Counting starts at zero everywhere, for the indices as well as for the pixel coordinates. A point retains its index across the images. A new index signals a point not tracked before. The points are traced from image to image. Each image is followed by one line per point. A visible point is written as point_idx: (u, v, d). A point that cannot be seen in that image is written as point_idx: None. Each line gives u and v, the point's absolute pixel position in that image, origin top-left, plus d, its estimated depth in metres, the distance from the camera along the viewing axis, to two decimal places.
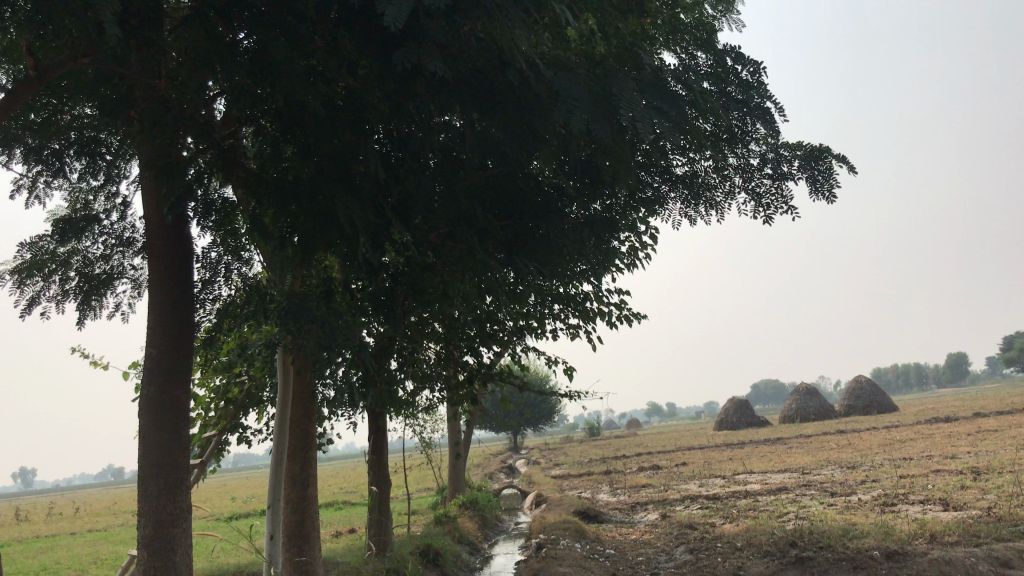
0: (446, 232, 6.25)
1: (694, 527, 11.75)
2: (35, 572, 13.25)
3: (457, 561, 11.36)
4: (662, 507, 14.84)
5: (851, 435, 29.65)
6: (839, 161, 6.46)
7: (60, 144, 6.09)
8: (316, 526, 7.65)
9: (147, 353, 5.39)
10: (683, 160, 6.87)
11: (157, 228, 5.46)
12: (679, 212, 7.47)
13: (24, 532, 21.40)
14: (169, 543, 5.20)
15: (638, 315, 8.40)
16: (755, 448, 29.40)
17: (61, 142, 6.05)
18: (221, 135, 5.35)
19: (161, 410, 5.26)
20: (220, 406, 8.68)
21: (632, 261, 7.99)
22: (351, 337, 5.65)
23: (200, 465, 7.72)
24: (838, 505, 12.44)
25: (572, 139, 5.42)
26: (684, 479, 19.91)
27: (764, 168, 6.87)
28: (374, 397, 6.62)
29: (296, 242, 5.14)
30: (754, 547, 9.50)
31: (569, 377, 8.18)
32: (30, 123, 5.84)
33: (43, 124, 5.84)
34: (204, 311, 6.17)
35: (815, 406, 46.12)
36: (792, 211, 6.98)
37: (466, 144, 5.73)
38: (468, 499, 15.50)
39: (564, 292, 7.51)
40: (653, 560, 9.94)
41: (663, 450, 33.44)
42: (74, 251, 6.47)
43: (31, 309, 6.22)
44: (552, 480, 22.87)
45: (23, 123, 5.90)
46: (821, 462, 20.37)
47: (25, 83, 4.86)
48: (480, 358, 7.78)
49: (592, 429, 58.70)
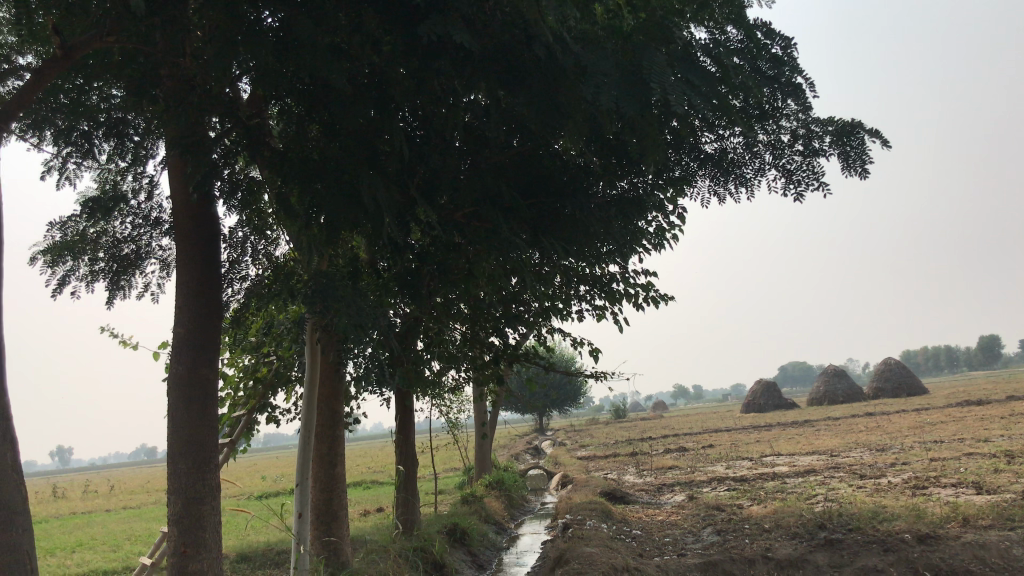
0: (471, 211, 6.22)
1: (722, 508, 11.71)
2: (70, 547, 13.51)
3: (483, 541, 11.42)
4: (688, 489, 14.80)
5: (880, 418, 29.36)
6: (872, 136, 6.35)
7: (89, 125, 6.11)
8: (344, 505, 7.71)
9: (175, 332, 5.42)
10: (712, 137, 6.78)
11: (184, 206, 5.46)
12: (708, 189, 7.36)
13: (60, 509, 21.88)
14: (199, 521, 5.26)
15: (665, 297, 8.32)
16: (782, 430, 29.23)
17: (90, 123, 6.08)
18: (246, 114, 5.33)
19: (187, 389, 5.30)
20: (248, 385, 8.74)
21: (659, 242, 7.91)
22: (377, 318, 5.63)
23: (228, 444, 7.77)
24: (869, 487, 12.33)
25: (598, 116, 5.35)
26: (711, 460, 19.86)
27: (795, 144, 6.77)
28: (402, 376, 6.70)
29: (321, 221, 5.14)
30: (782, 529, 9.44)
31: (595, 358, 8.14)
32: (59, 103, 5.86)
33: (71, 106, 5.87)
34: (231, 291, 6.19)
35: (844, 389, 45.70)
36: (824, 188, 6.87)
37: (491, 121, 5.67)
38: (495, 479, 15.56)
39: (590, 273, 7.44)
40: (680, 540, 9.92)
41: (689, 432, 33.32)
42: (104, 231, 6.53)
43: (61, 288, 6.29)
44: (579, 461, 22.92)
45: (53, 106, 5.93)
46: (850, 444, 20.20)
47: (52, 63, 4.75)
48: (505, 338, 7.76)
49: (618, 412, 58.60)
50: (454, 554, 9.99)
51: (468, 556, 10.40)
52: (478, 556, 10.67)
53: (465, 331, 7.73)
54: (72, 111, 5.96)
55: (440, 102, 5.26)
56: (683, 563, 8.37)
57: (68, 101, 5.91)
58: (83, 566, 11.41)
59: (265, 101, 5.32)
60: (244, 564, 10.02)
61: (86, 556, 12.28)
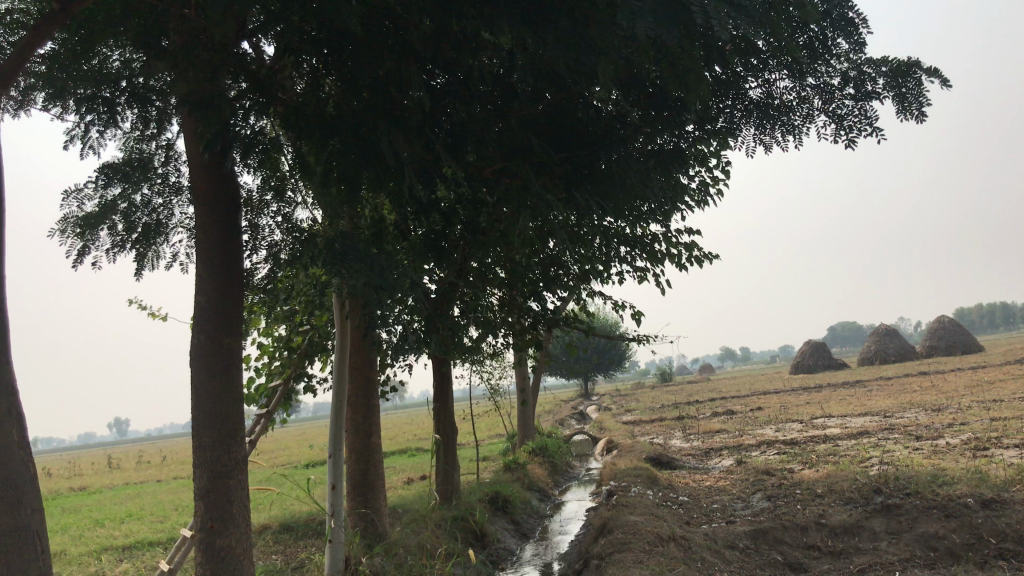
0: (501, 168, 5.91)
1: (772, 473, 11.35)
2: (120, 518, 13.67)
3: (526, 508, 11.22)
4: (737, 453, 14.45)
5: (934, 377, 28.59)
6: (930, 76, 5.91)
7: (112, 93, 5.86)
8: (382, 476, 7.54)
9: (197, 302, 5.23)
10: (757, 82, 6.41)
11: (201, 170, 5.24)
12: (753, 138, 6.95)
13: (115, 479, 22.37)
14: (226, 494, 5.11)
15: (710, 256, 7.93)
16: (833, 391, 28.64)
17: (111, 90, 5.84)
18: (262, 70, 5.07)
19: (210, 361, 5.11)
20: (283, 356, 8.58)
21: (703, 198, 7.51)
22: (404, 280, 5.37)
23: (262, 415, 7.60)
24: (926, 449, 11.86)
25: (634, 54, 4.97)
26: (760, 423, 19.46)
27: (846, 87, 6.33)
28: (436, 342, 6.44)
29: (340, 179, 4.88)
30: (835, 494, 9.08)
31: (636, 321, 7.81)
32: (78, 70, 5.63)
33: (90, 72, 5.63)
34: (255, 257, 5.97)
35: (895, 348, 44.65)
36: (878, 133, 6.44)
37: (518, 67, 5.32)
38: (538, 446, 15.35)
39: (631, 232, 7.09)
40: (729, 507, 9.58)
41: (736, 395, 32.77)
42: (128, 201, 6.34)
43: (82, 260, 6.15)
44: (624, 426, 22.63)
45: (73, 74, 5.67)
46: (904, 405, 19.63)
47: (49, 17, 4.48)
48: (544, 303, 7.46)
49: (663, 375, 58.25)
50: (496, 523, 9.80)
51: (511, 524, 10.21)
52: (521, 524, 10.47)
53: (502, 295, 7.46)
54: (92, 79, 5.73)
55: (462, 48, 4.96)
56: (732, 530, 8.05)
57: (88, 68, 5.66)
58: (130, 537, 11.50)
59: (280, 54, 5.03)
60: (286, 534, 9.95)
61: (135, 527, 12.38)
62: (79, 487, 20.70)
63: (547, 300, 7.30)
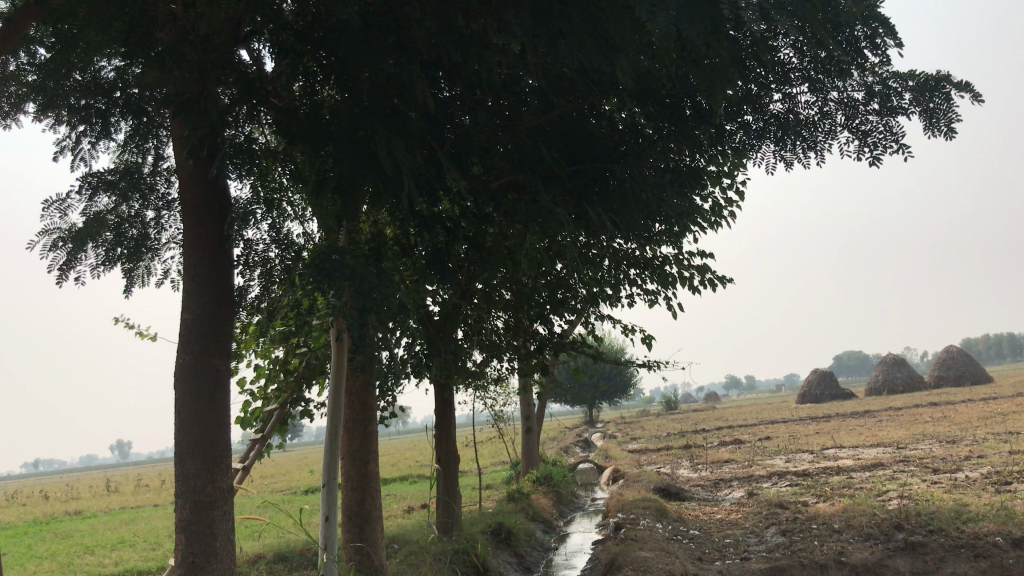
0: (508, 179, 5.61)
1: (786, 506, 10.90)
2: (112, 544, 13.25)
3: (530, 540, 10.80)
4: (748, 484, 14.03)
5: (946, 407, 28.08)
6: (960, 90, 5.59)
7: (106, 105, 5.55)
8: (379, 505, 7.17)
9: (182, 322, 4.92)
10: (778, 96, 6.11)
11: (189, 180, 4.99)
12: (772, 155, 6.62)
13: (111, 503, 21.88)
14: (208, 526, 4.74)
15: (723, 279, 7.60)
16: (843, 421, 28.09)
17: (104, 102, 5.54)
18: (255, 75, 4.80)
19: (194, 382, 4.78)
20: (280, 379, 8.24)
21: (717, 220, 7.19)
22: (397, 298, 5.03)
23: (254, 442, 7.25)
24: (945, 483, 11.44)
25: (653, 54, 4.68)
26: (770, 453, 18.98)
27: (870, 102, 6.02)
28: (438, 366, 6.12)
29: (331, 185, 4.61)
30: (854, 530, 8.67)
31: (647, 347, 7.46)
32: (71, 80, 5.34)
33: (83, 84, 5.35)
34: (247, 275, 5.62)
35: (904, 377, 44.11)
36: (904, 150, 6.11)
37: (526, 72, 5.02)
38: (542, 475, 14.90)
39: (642, 254, 6.75)
40: (742, 542, 9.17)
41: (744, 423, 32.28)
42: (117, 215, 6.02)
43: (66, 276, 5.85)
44: (631, 455, 22.13)
45: (66, 84, 5.40)
46: (916, 436, 19.14)
47: (24, 12, 4.28)
48: (551, 326, 7.09)
49: (669, 404, 57.70)
50: (499, 556, 9.42)
51: (514, 557, 9.82)
52: (525, 557, 10.06)
53: (508, 318, 7.12)
54: (85, 88, 5.44)
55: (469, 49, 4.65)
56: (747, 567, 7.62)
57: (82, 79, 5.40)
58: (120, 564, 11.08)
59: (276, 58, 4.76)
60: (280, 564, 9.55)
61: (125, 554, 11.93)
62: (74, 510, 20.25)
63: (553, 324, 6.93)
